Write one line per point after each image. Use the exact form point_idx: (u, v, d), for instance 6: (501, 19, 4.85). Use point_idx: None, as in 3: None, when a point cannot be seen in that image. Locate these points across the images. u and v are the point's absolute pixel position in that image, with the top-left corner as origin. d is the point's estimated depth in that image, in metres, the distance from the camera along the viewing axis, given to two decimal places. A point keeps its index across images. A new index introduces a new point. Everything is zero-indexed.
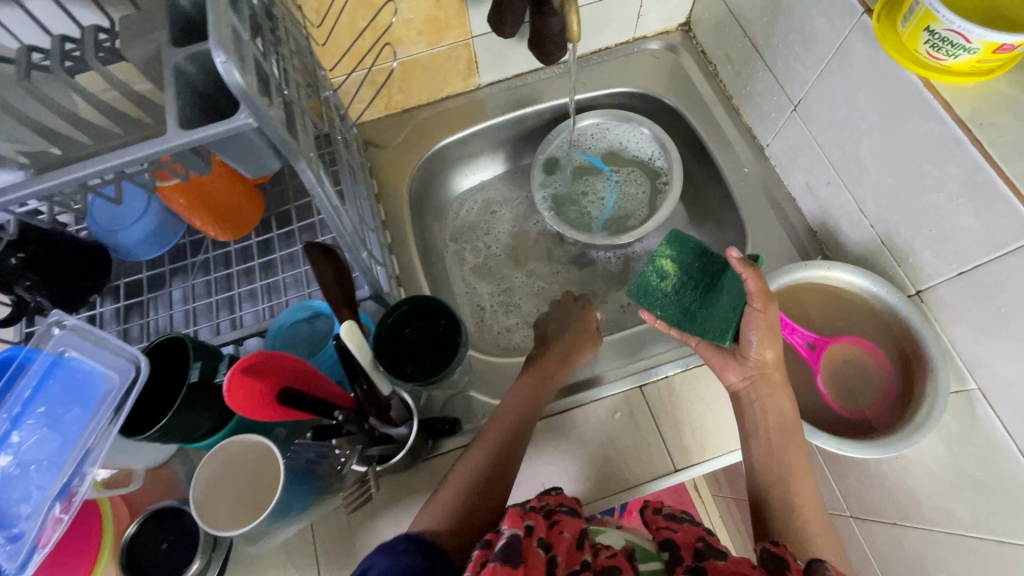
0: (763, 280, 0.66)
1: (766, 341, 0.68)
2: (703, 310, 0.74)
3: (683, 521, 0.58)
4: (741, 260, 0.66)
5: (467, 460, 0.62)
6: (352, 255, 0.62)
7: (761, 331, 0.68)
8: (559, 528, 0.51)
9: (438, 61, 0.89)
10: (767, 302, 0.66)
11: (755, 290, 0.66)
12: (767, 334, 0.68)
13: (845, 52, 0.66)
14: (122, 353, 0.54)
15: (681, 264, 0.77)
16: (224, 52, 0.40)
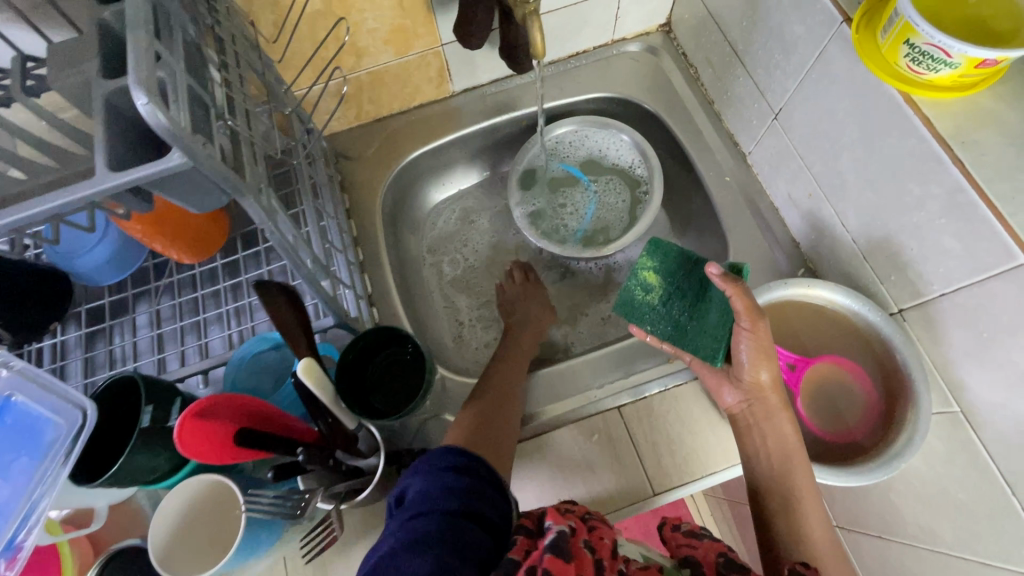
0: (751, 297, 0.62)
1: (761, 361, 0.65)
2: (693, 322, 0.71)
3: (703, 537, 0.59)
4: (722, 276, 0.62)
5: (475, 399, 0.69)
6: (311, 286, 0.59)
7: (753, 345, 0.64)
8: (599, 533, 0.49)
9: (408, 70, 0.86)
10: (756, 320, 0.63)
11: (743, 310, 0.62)
12: (761, 354, 0.64)
13: (824, 62, 0.63)
14: (70, 399, 0.52)
15: (667, 273, 0.74)
16: (148, 93, 0.38)
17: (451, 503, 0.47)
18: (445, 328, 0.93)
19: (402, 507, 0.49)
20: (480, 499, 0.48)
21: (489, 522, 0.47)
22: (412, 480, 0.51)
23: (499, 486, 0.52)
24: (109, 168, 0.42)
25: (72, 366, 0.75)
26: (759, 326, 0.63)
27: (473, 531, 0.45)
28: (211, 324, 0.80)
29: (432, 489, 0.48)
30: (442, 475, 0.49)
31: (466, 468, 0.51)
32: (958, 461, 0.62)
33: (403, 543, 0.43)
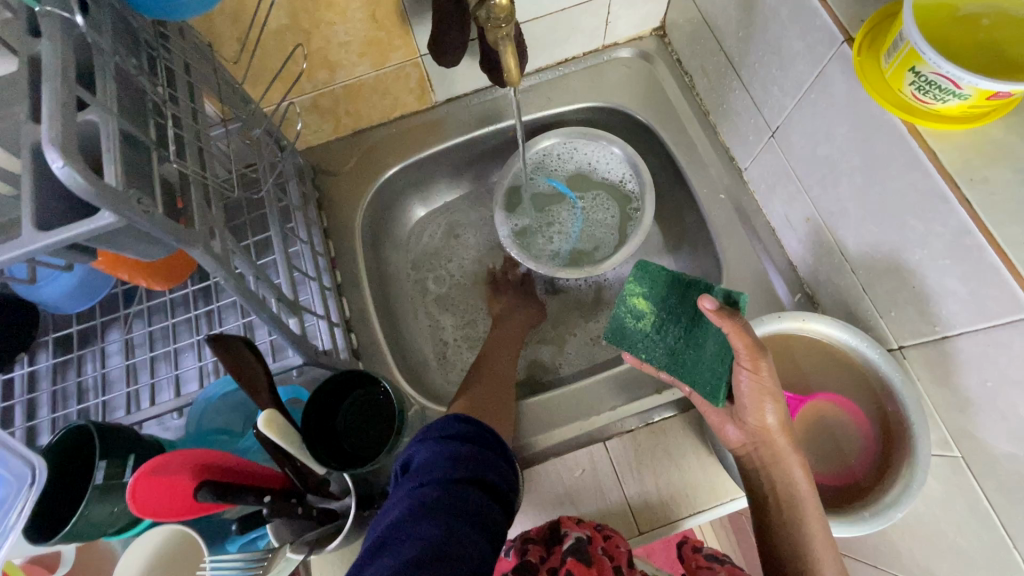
0: (752, 334, 0.55)
1: (765, 399, 0.59)
2: (689, 352, 0.64)
3: (724, 562, 0.61)
4: (717, 310, 0.55)
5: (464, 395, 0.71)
6: (275, 328, 0.56)
7: (755, 381, 0.58)
8: (614, 542, 0.57)
9: (385, 83, 0.81)
10: (758, 358, 0.56)
11: (743, 349, 0.56)
12: (764, 392, 0.58)
13: (824, 82, 0.59)
14: (19, 455, 0.50)
15: (658, 298, 0.67)
16: (64, 152, 0.34)
17: (456, 472, 0.48)
18: (428, 349, 0.89)
19: (407, 474, 0.50)
20: (484, 466, 0.50)
21: (492, 488, 0.49)
22: (417, 448, 0.52)
23: (501, 454, 0.54)
24: (37, 226, 0.39)
25: (42, 398, 0.72)
26: (761, 365, 0.56)
27: (479, 496, 0.47)
28: (185, 353, 0.76)
29: (438, 457, 0.49)
30: (446, 443, 0.51)
31: (470, 437, 0.52)
32: (955, 507, 0.59)
33: (411, 508, 0.44)
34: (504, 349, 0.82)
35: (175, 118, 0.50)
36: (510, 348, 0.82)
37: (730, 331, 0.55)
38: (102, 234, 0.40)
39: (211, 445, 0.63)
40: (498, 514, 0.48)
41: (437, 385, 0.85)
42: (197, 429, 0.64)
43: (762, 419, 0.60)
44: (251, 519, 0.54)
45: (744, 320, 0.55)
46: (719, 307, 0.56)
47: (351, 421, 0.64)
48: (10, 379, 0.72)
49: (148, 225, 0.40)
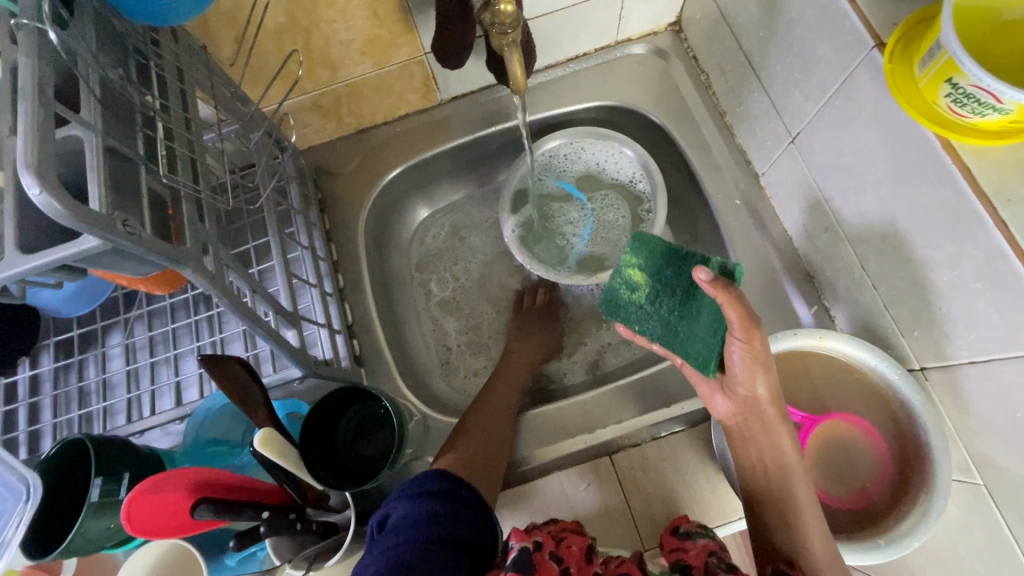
0: (746, 306, 0.52)
1: (757, 371, 0.55)
2: (683, 324, 0.61)
3: (696, 537, 0.59)
4: (713, 282, 0.52)
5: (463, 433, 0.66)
6: (272, 342, 0.55)
7: (747, 352, 0.54)
8: (568, 543, 0.53)
9: (388, 82, 0.78)
10: (749, 328, 0.52)
11: (734, 318, 0.52)
12: (756, 363, 0.55)
13: (851, 88, 0.55)
14: (13, 471, 0.49)
15: (652, 269, 0.64)
16: (41, 177, 0.32)
17: (433, 533, 0.48)
18: (433, 354, 0.87)
19: (383, 532, 0.50)
20: (462, 526, 0.50)
21: (470, 548, 0.49)
22: (395, 504, 0.52)
23: (482, 511, 0.54)
24: (20, 248, 0.37)
25: (44, 402, 0.71)
26: (752, 336, 0.52)
27: (453, 556, 0.46)
28: (187, 358, 0.75)
29: (416, 517, 0.49)
30: (423, 501, 0.51)
31: (450, 496, 0.53)
32: (975, 535, 0.57)
33: (381, 571, 0.44)
34: (518, 371, 0.77)
35: (166, 128, 0.48)
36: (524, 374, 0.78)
37: (723, 301, 0.52)
38: (88, 256, 0.38)
39: (210, 456, 0.63)
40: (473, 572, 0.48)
41: (441, 391, 0.83)
42: (195, 440, 0.63)
43: (751, 392, 0.56)
44: (247, 535, 0.53)
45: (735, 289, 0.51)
46: (715, 279, 0.52)
47: (351, 434, 0.64)
48: (12, 382, 0.71)
49: (133, 248, 0.38)
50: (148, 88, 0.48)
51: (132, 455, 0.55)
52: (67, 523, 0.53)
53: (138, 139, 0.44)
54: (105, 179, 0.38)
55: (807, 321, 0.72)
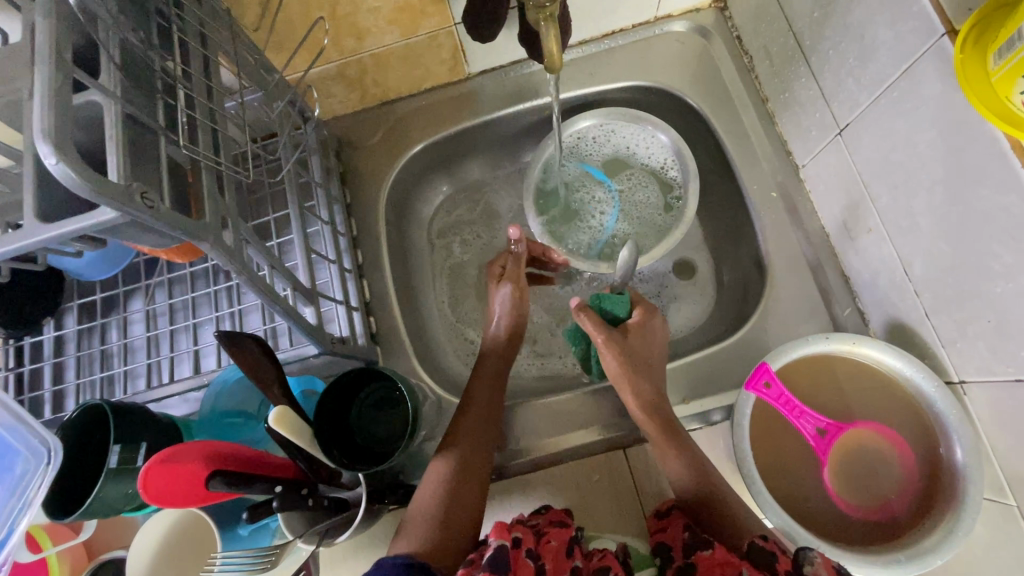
0: (607, 332, 0.69)
1: (627, 367, 0.66)
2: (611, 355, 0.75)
3: (669, 514, 0.60)
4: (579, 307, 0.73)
5: (437, 468, 0.62)
6: (290, 319, 0.54)
7: (620, 359, 0.67)
8: (548, 537, 0.53)
9: (415, 53, 0.75)
10: (609, 341, 0.68)
11: (598, 337, 0.69)
12: (625, 361, 0.67)
13: (912, 79, 0.51)
14: (36, 432, 0.50)
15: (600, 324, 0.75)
16: (57, 146, 0.31)
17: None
18: (449, 336, 0.85)
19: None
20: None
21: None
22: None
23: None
24: (39, 217, 0.36)
25: (69, 362, 0.73)
26: (613, 346, 0.68)
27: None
28: (205, 327, 0.75)
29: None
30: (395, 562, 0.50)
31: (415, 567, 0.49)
32: (1001, 554, 0.54)
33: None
34: (488, 387, 0.70)
35: (188, 96, 0.46)
36: (497, 391, 0.70)
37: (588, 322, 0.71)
38: (106, 227, 0.37)
39: (226, 429, 0.63)
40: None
41: (456, 372, 0.82)
42: (211, 412, 0.63)
43: (637, 393, 0.65)
44: (261, 508, 0.53)
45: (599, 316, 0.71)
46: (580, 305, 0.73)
47: (363, 418, 0.63)
48: (37, 341, 0.73)
49: (152, 221, 0.37)
50: (170, 53, 0.47)
51: (150, 423, 0.56)
52: (88, 486, 0.54)
53: (159, 107, 0.42)
54: (124, 150, 0.37)
55: (840, 323, 0.69)
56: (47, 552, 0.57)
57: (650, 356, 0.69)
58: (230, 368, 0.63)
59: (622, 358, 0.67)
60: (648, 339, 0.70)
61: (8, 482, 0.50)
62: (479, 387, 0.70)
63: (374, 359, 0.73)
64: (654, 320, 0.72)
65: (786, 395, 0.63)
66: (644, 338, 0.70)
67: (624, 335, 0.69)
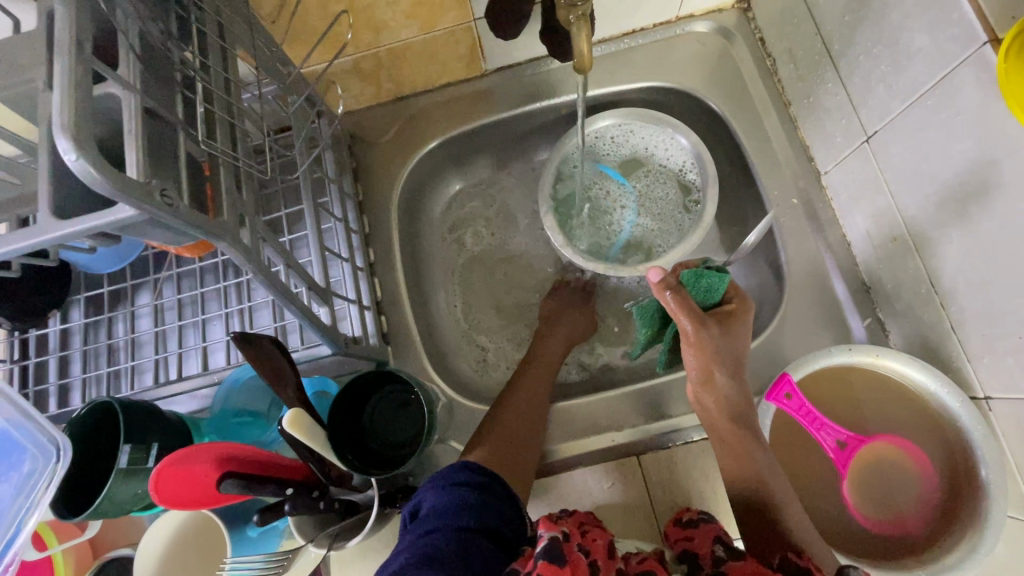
0: (699, 328, 0.59)
1: (713, 369, 0.59)
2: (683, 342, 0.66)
3: (699, 525, 0.58)
4: (664, 287, 0.59)
5: (485, 439, 0.64)
6: (305, 319, 0.53)
7: (705, 361, 0.59)
8: (592, 535, 0.49)
9: (433, 48, 0.74)
10: (700, 338, 0.59)
11: (687, 328, 0.59)
12: (712, 363, 0.59)
13: (949, 88, 0.50)
14: (44, 430, 0.49)
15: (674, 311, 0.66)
16: (79, 142, 0.30)
17: (465, 521, 0.48)
18: (459, 336, 0.84)
19: (417, 520, 0.50)
20: (495, 517, 0.50)
21: (499, 536, 0.48)
22: (428, 493, 0.52)
23: (510, 500, 0.53)
24: (55, 213, 0.35)
25: (74, 356, 0.71)
26: (704, 344, 0.59)
27: (485, 546, 0.46)
28: (214, 323, 0.74)
29: (447, 504, 0.49)
30: (454, 491, 0.51)
31: (482, 487, 0.52)
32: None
33: (415, 558, 0.44)
34: (542, 372, 0.73)
35: (206, 90, 0.45)
36: (546, 374, 0.73)
37: (674, 307, 0.59)
38: (125, 225, 0.36)
39: (236, 428, 0.62)
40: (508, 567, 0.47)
41: (466, 374, 0.80)
42: (222, 409, 0.62)
43: (716, 392, 0.60)
44: (270, 511, 0.52)
45: (688, 303, 0.59)
46: (665, 282, 0.59)
47: (376, 420, 0.62)
48: (43, 334, 0.71)
49: (173, 219, 0.36)
50: (188, 45, 0.45)
51: (160, 422, 0.55)
52: (97, 485, 0.53)
53: (178, 102, 0.41)
54: (144, 145, 0.36)
55: (860, 334, 0.68)
56: (52, 550, 0.56)
57: (738, 352, 0.62)
58: (241, 367, 0.62)
59: (710, 358, 0.59)
60: (737, 334, 0.62)
61: (15, 480, 0.49)
62: (536, 369, 0.74)
63: (385, 360, 0.72)
64: (747, 314, 0.64)
65: (807, 406, 0.62)
66: (736, 332, 0.62)
67: (716, 331, 0.60)
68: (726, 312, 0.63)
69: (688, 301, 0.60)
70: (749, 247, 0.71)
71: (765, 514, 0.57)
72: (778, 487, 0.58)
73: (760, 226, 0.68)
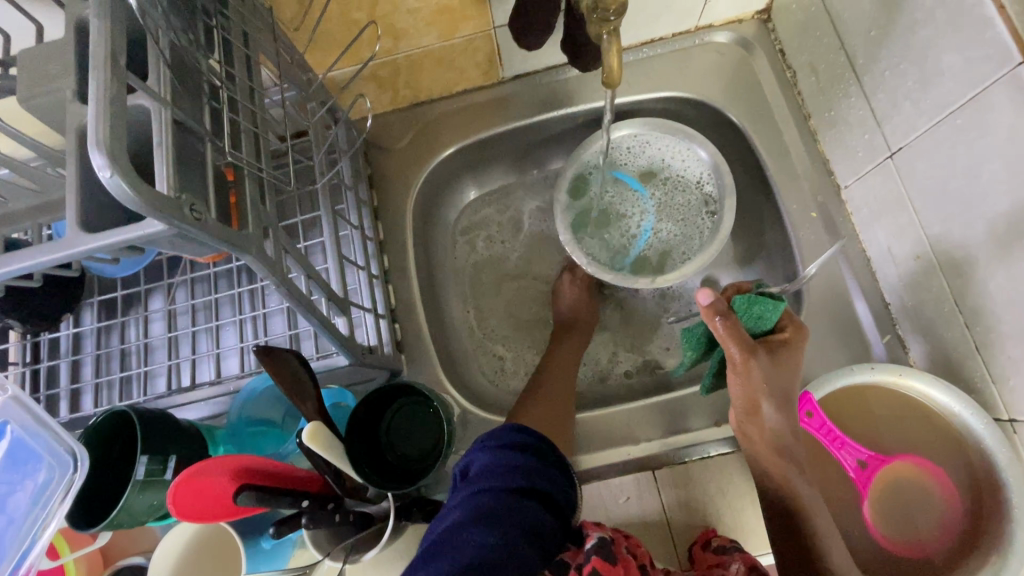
0: (749, 357, 0.56)
1: (760, 400, 0.57)
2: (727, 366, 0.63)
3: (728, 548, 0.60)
4: (715, 313, 0.56)
5: None
6: (325, 330, 0.53)
7: (751, 389, 0.57)
8: (635, 542, 0.53)
9: (452, 55, 0.73)
10: (750, 367, 0.56)
11: (735, 355, 0.56)
12: (760, 393, 0.57)
13: (981, 108, 0.50)
14: (60, 439, 0.49)
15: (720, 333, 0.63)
16: (113, 157, 0.30)
17: (516, 482, 0.48)
18: (472, 344, 0.84)
19: (467, 479, 0.51)
20: (544, 479, 0.50)
21: (551, 501, 0.49)
22: (476, 454, 0.52)
23: (560, 464, 0.54)
24: (83, 226, 0.35)
25: (86, 360, 0.71)
26: (752, 373, 0.56)
27: (534, 509, 0.47)
28: (227, 329, 0.73)
29: (497, 464, 0.50)
30: (505, 452, 0.51)
31: (533, 449, 0.52)
32: None
33: (470, 517, 0.45)
34: (555, 381, 0.73)
35: (231, 99, 0.44)
36: (564, 382, 0.73)
37: (722, 333, 0.56)
38: (152, 239, 0.36)
39: (252, 437, 0.62)
40: (558, 533, 0.48)
41: (480, 384, 0.80)
42: (239, 419, 0.61)
43: (761, 422, 0.58)
44: (287, 524, 0.52)
45: (739, 329, 0.56)
46: (716, 307, 0.56)
47: (392, 432, 0.62)
48: (55, 337, 0.71)
49: (200, 234, 0.35)
50: (213, 54, 0.45)
51: (176, 432, 0.54)
52: (111, 495, 0.52)
53: (205, 113, 0.41)
54: (173, 157, 0.35)
55: (879, 351, 0.67)
56: (67, 557, 0.56)
57: (788, 381, 0.59)
58: (258, 376, 0.62)
59: (757, 389, 0.57)
60: (788, 361, 0.59)
61: (30, 489, 0.48)
62: (551, 376, 0.74)
63: (399, 369, 0.71)
64: (799, 343, 0.61)
65: (828, 425, 0.63)
66: (787, 360, 0.59)
67: (765, 359, 0.57)
68: (779, 341, 0.60)
69: (738, 327, 0.56)
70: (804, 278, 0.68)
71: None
72: (798, 505, 0.58)
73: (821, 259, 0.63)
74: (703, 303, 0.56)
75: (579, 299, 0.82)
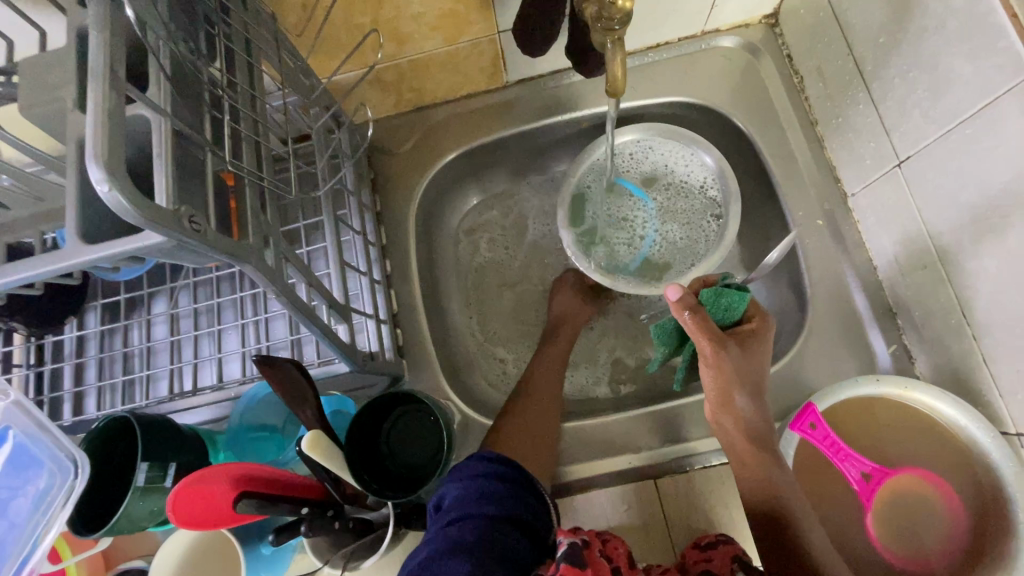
0: (719, 347, 0.57)
1: (730, 390, 0.59)
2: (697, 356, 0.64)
3: (717, 545, 0.58)
4: (683, 307, 0.56)
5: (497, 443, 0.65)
6: (324, 337, 0.52)
7: (721, 379, 0.59)
8: (613, 546, 0.48)
9: (456, 60, 0.73)
10: (720, 359, 0.57)
11: (706, 349, 0.58)
12: (731, 384, 0.59)
13: (992, 117, 0.49)
14: (62, 446, 0.49)
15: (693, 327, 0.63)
16: (111, 171, 0.29)
17: (490, 508, 0.48)
18: (474, 349, 0.83)
19: (441, 511, 0.50)
20: (520, 505, 0.50)
21: (528, 528, 0.48)
22: (449, 485, 0.52)
23: (535, 490, 0.53)
24: (82, 237, 0.35)
25: (89, 362, 0.71)
26: (723, 365, 0.58)
27: (512, 533, 0.46)
28: (229, 334, 0.72)
29: (471, 493, 0.50)
30: (479, 481, 0.51)
31: (505, 477, 0.52)
32: None
33: (443, 546, 0.44)
34: (550, 382, 0.73)
35: (232, 107, 0.44)
36: (555, 383, 0.73)
37: (692, 327, 0.57)
38: (151, 251, 0.35)
39: (252, 443, 0.62)
40: (534, 555, 0.47)
41: (481, 389, 0.80)
42: (239, 425, 0.61)
43: (736, 413, 0.60)
44: (286, 530, 0.52)
45: (706, 320, 0.57)
46: (685, 301, 0.56)
47: (394, 443, 0.62)
48: (58, 340, 0.71)
49: (199, 245, 0.35)
50: (215, 62, 0.45)
51: (176, 437, 0.54)
52: (112, 502, 0.52)
53: (206, 123, 0.41)
54: (174, 170, 0.35)
55: (885, 362, 0.67)
56: (67, 562, 0.56)
57: (757, 370, 0.61)
58: (259, 384, 0.62)
59: (728, 380, 0.59)
60: (759, 350, 0.61)
61: (31, 495, 0.48)
62: (550, 381, 0.73)
63: (400, 375, 0.71)
64: (769, 331, 0.62)
65: (832, 437, 0.62)
66: (759, 351, 0.61)
67: (733, 349, 0.58)
68: (748, 331, 0.61)
69: (707, 320, 0.57)
70: (770, 264, 0.70)
71: (793, 544, 0.56)
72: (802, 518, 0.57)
73: (785, 242, 0.67)
74: (673, 298, 0.55)
75: (580, 304, 0.81)
